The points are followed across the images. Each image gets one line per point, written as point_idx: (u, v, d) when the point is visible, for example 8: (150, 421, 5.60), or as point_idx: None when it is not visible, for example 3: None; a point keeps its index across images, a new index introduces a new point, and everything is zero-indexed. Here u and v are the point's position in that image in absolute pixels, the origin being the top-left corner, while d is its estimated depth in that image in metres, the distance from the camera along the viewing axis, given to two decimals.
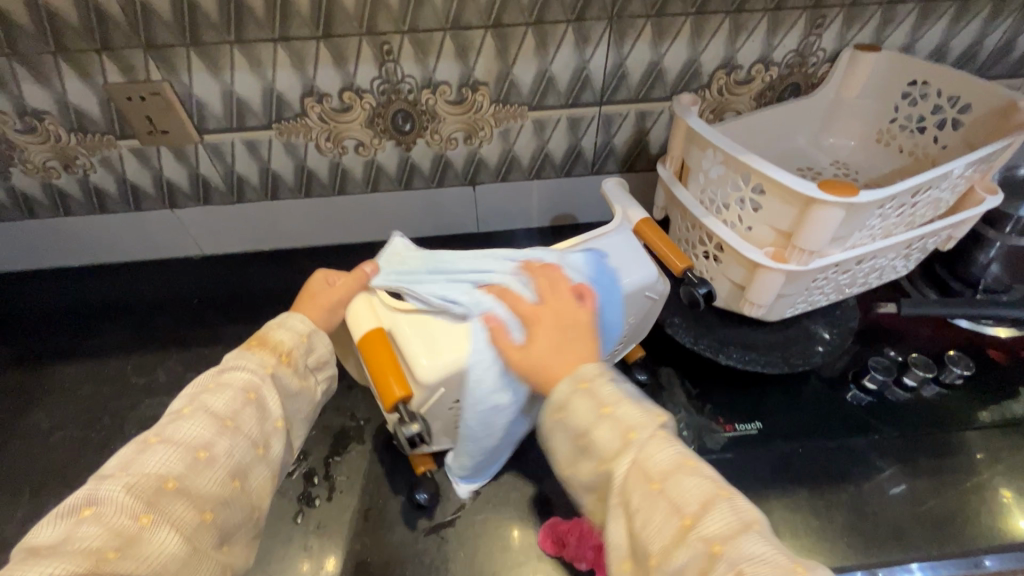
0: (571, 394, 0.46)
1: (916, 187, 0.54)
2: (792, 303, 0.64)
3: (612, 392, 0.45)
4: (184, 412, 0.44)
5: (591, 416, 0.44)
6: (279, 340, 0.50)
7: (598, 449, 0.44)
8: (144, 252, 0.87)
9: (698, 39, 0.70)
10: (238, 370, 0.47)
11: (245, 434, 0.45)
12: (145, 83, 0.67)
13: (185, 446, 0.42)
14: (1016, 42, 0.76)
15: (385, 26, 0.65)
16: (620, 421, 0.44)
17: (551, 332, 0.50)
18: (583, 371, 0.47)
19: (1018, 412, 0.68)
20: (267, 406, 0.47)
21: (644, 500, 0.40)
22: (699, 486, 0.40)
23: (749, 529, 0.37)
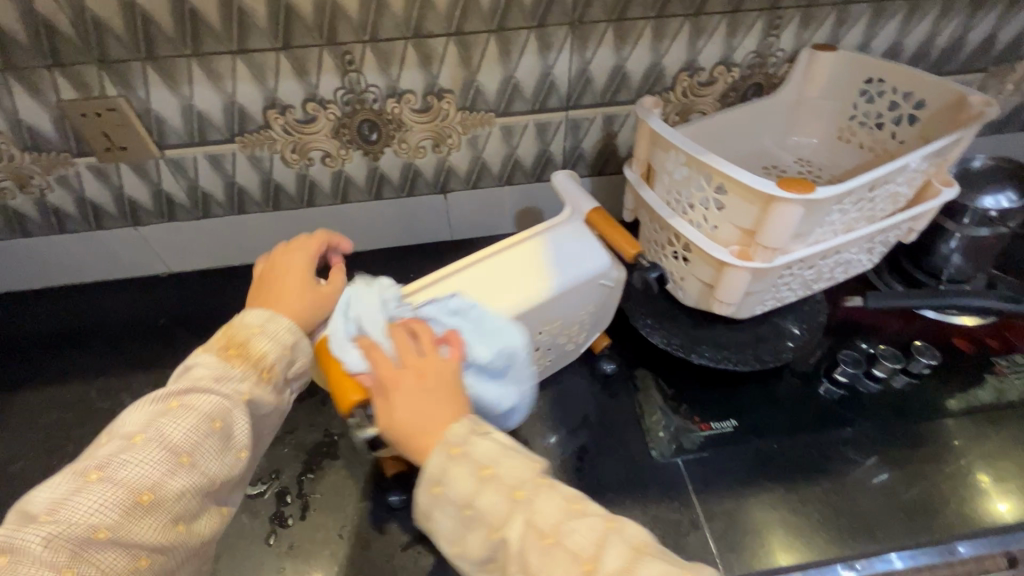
0: (445, 464, 0.43)
1: (873, 182, 0.55)
2: (761, 300, 0.64)
3: (486, 449, 0.43)
4: (137, 440, 0.42)
5: (469, 485, 0.42)
6: (262, 353, 0.48)
7: (485, 515, 0.42)
8: (108, 271, 0.85)
9: (659, 42, 0.71)
10: (206, 394, 0.45)
11: (200, 472, 0.43)
12: (100, 99, 0.65)
13: (127, 487, 0.40)
14: (967, 38, 0.78)
15: (346, 36, 0.64)
16: (499, 480, 0.42)
17: (411, 400, 0.45)
18: (452, 437, 0.44)
19: (984, 399, 0.69)
20: (233, 435, 0.45)
21: (542, 558, 0.39)
22: (592, 525, 0.40)
23: (644, 554, 0.39)
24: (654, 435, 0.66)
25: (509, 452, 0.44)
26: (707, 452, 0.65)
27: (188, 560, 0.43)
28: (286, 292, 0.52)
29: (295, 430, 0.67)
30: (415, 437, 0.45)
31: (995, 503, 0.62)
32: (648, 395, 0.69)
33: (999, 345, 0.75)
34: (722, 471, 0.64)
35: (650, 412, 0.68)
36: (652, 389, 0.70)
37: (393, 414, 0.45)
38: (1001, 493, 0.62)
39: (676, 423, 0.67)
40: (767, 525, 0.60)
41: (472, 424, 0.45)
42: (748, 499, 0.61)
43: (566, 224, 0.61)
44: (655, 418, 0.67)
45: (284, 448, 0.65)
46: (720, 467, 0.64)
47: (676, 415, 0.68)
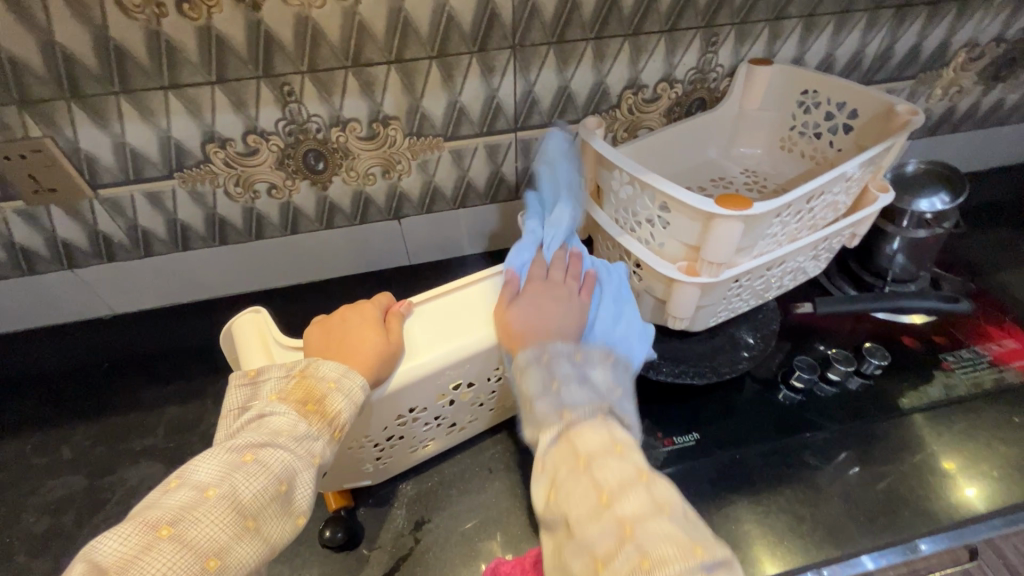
0: (528, 363, 0.48)
1: (810, 194, 0.56)
2: (714, 312, 0.65)
3: (564, 370, 0.47)
4: (209, 494, 0.40)
5: (536, 386, 0.46)
6: (337, 412, 0.46)
7: (535, 417, 0.45)
8: (44, 318, 0.81)
9: (601, 62, 0.72)
10: (279, 452, 0.43)
11: (264, 538, 0.42)
12: (24, 141, 0.62)
13: (197, 549, 0.38)
14: (894, 48, 0.82)
15: (284, 67, 0.63)
16: (565, 397, 0.45)
17: (540, 299, 0.53)
18: (547, 346, 0.49)
19: (935, 396, 0.71)
20: (296, 499, 0.44)
21: (569, 475, 0.41)
22: (622, 470, 0.41)
23: (659, 513, 0.38)
24: None
25: (583, 383, 0.47)
26: (672, 468, 0.64)
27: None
28: (365, 344, 0.50)
29: None
30: (518, 330, 0.51)
31: (964, 486, 0.64)
32: None
33: (945, 341, 0.77)
34: (686, 486, 0.63)
35: None
36: None
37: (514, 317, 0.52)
38: (965, 475, 0.65)
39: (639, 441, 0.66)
40: (735, 540, 0.59)
41: (568, 348, 0.49)
42: (716, 514, 0.61)
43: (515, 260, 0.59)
44: None
45: None
46: (685, 482, 0.64)
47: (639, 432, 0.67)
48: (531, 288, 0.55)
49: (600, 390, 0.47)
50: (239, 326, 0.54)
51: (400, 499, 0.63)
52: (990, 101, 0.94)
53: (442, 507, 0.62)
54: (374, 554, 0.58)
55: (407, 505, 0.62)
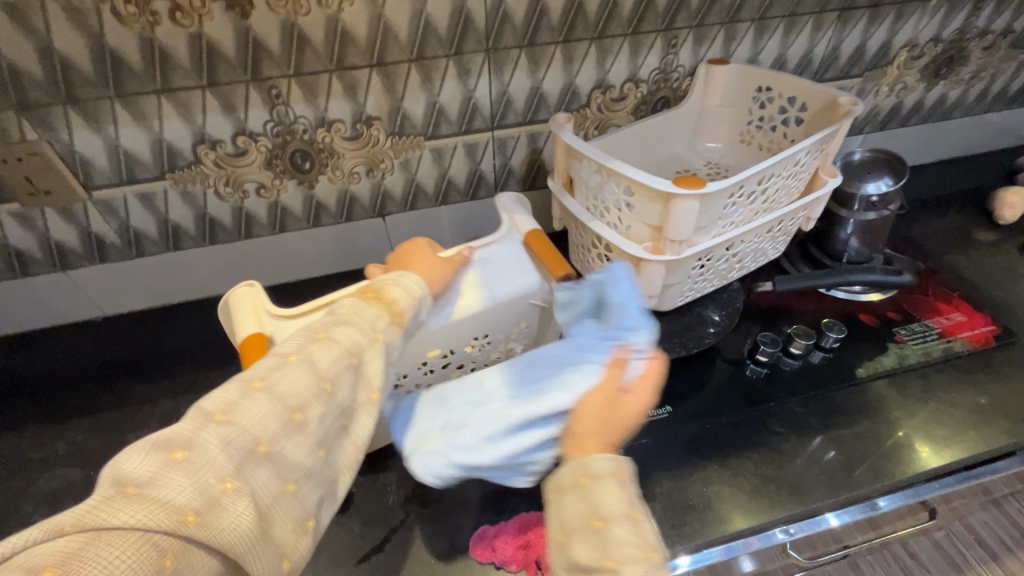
0: (608, 477, 0.44)
1: (760, 175, 0.61)
2: (680, 291, 0.70)
3: (642, 500, 0.45)
4: (290, 359, 0.44)
5: (622, 511, 0.43)
6: (395, 300, 0.51)
7: (616, 543, 0.42)
8: (36, 320, 0.82)
9: (570, 64, 0.77)
10: (348, 327, 0.47)
11: (339, 401, 0.44)
12: (21, 144, 0.65)
13: (285, 403, 0.41)
14: (840, 49, 0.89)
15: (271, 71, 0.67)
16: (644, 533, 0.43)
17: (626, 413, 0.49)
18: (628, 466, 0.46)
19: (888, 364, 0.76)
20: (368, 372, 0.47)
21: None
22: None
23: None
24: None
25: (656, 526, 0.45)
26: (646, 439, 0.68)
27: (320, 501, 0.43)
28: (436, 272, 0.58)
29: None
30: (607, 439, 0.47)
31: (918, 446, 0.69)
32: None
33: (898, 316, 0.83)
34: (659, 455, 0.67)
35: None
36: None
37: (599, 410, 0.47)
38: (918, 435, 0.70)
39: None
40: (707, 501, 0.63)
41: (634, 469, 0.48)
42: (687, 478, 0.65)
43: (501, 240, 0.66)
44: None
45: None
46: (658, 451, 0.67)
47: None
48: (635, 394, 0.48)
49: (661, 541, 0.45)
50: (234, 300, 0.57)
51: (390, 477, 0.66)
52: (933, 97, 1.02)
53: (430, 485, 0.65)
54: (366, 528, 0.61)
55: (397, 482, 0.65)
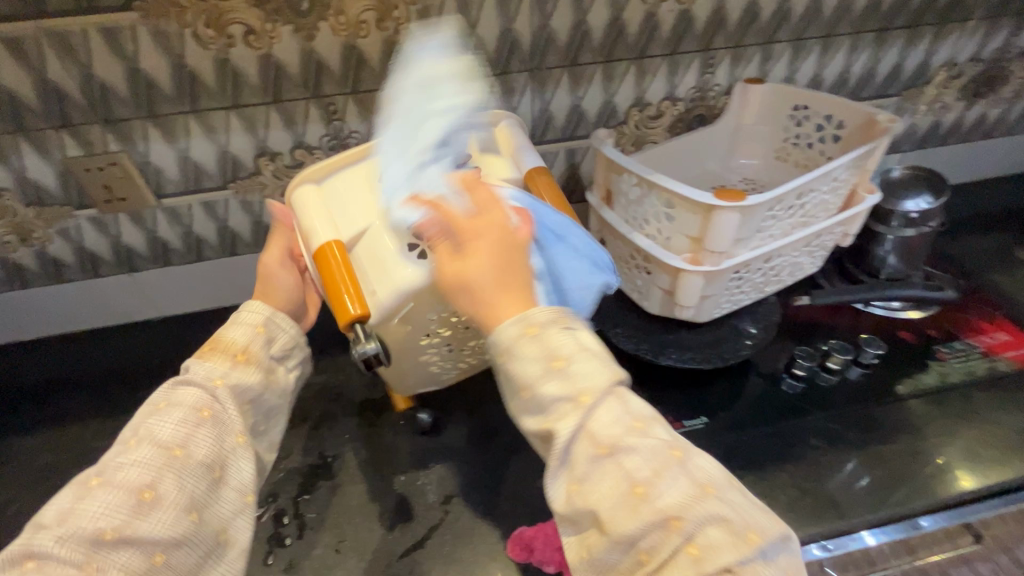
0: (516, 339, 0.43)
1: (799, 190, 0.63)
2: (718, 303, 0.71)
3: (562, 342, 0.43)
4: (131, 444, 0.45)
5: (539, 372, 0.43)
6: (232, 340, 0.52)
7: (546, 403, 0.43)
8: (99, 320, 0.87)
9: (609, 83, 0.80)
10: (191, 389, 0.49)
11: (194, 462, 0.46)
12: (103, 154, 0.71)
13: (129, 486, 0.43)
14: (877, 68, 0.90)
15: (330, 89, 0.72)
16: (572, 379, 0.43)
17: (499, 248, 0.46)
18: (532, 316, 0.44)
19: (929, 382, 0.76)
20: (223, 420, 0.49)
21: (593, 467, 0.42)
22: (654, 453, 0.42)
23: (705, 492, 0.41)
24: None
25: (591, 355, 0.44)
26: None
27: (207, 555, 0.45)
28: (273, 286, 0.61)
29: (289, 455, 0.69)
30: (492, 302, 0.45)
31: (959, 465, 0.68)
32: None
33: (939, 334, 0.82)
34: None
35: None
36: None
37: (480, 279, 0.45)
38: (959, 454, 0.69)
39: None
40: None
41: (555, 314, 0.45)
42: None
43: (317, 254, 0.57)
44: None
45: (280, 472, 0.67)
46: None
47: None
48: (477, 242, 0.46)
49: (607, 361, 0.45)
50: None
51: (432, 476, 0.68)
52: (973, 116, 1.01)
53: (469, 485, 0.67)
54: (406, 524, 0.63)
55: (436, 481, 0.67)
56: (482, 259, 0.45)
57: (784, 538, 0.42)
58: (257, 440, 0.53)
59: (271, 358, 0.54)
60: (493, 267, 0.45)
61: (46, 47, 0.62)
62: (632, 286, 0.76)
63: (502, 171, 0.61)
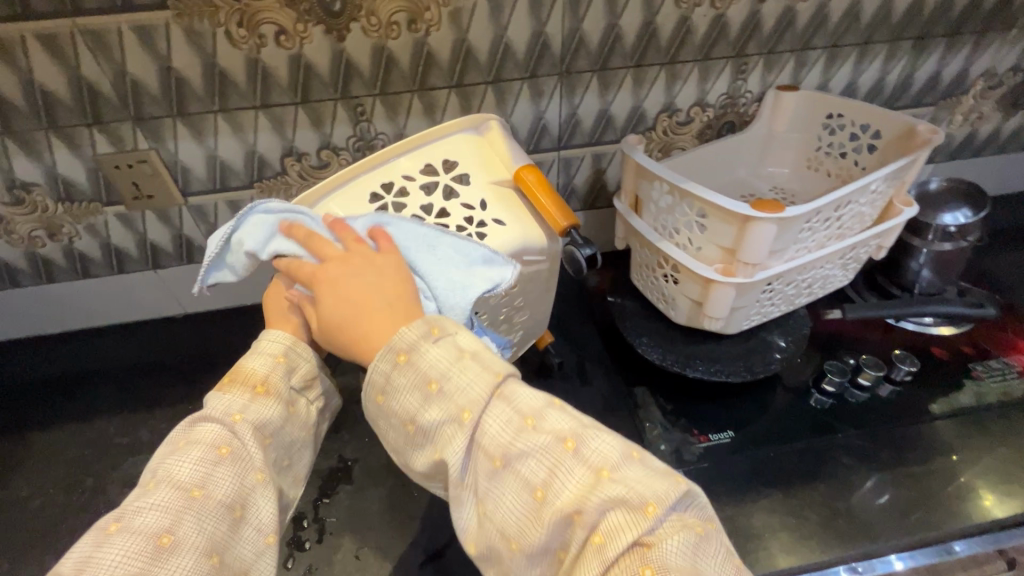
0: (389, 371, 0.42)
1: (838, 202, 0.62)
2: (747, 315, 0.70)
3: (430, 362, 0.42)
4: (150, 486, 0.43)
5: (418, 402, 0.41)
6: (252, 370, 0.49)
7: (432, 430, 0.41)
8: (123, 316, 0.88)
9: (639, 88, 0.79)
10: (209, 426, 0.46)
11: (213, 504, 0.43)
12: (133, 152, 0.71)
13: (147, 533, 0.40)
14: (913, 77, 0.87)
15: (359, 90, 0.72)
16: (451, 398, 0.41)
17: (350, 280, 0.46)
18: (398, 342, 0.43)
19: (964, 402, 0.73)
20: (243, 457, 0.45)
21: (490, 481, 0.40)
22: (543, 450, 0.39)
23: (600, 477, 0.38)
24: (656, 450, 0.68)
25: (462, 362, 0.42)
26: (707, 462, 0.68)
27: None
28: (287, 305, 0.53)
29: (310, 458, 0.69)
30: (354, 333, 0.44)
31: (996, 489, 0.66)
32: (648, 411, 0.72)
33: (973, 352, 0.79)
34: (721, 479, 0.66)
35: (650, 426, 0.71)
36: (651, 406, 0.73)
37: (336, 312, 0.45)
38: (996, 478, 0.67)
39: (676, 437, 0.70)
40: (770, 529, 0.62)
41: (422, 329, 0.43)
42: (749, 505, 0.64)
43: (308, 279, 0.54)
44: (655, 432, 0.70)
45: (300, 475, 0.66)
46: (720, 475, 0.67)
47: (675, 430, 0.70)
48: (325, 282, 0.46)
49: (485, 364, 0.42)
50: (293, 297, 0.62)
51: None
52: (1010, 127, 0.98)
53: None
54: (428, 531, 0.63)
55: None
56: (331, 292, 0.46)
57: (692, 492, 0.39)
58: (280, 474, 0.49)
59: (292, 388, 0.51)
60: (343, 297, 0.45)
61: (82, 44, 0.62)
62: (658, 295, 0.74)
63: (489, 177, 0.60)
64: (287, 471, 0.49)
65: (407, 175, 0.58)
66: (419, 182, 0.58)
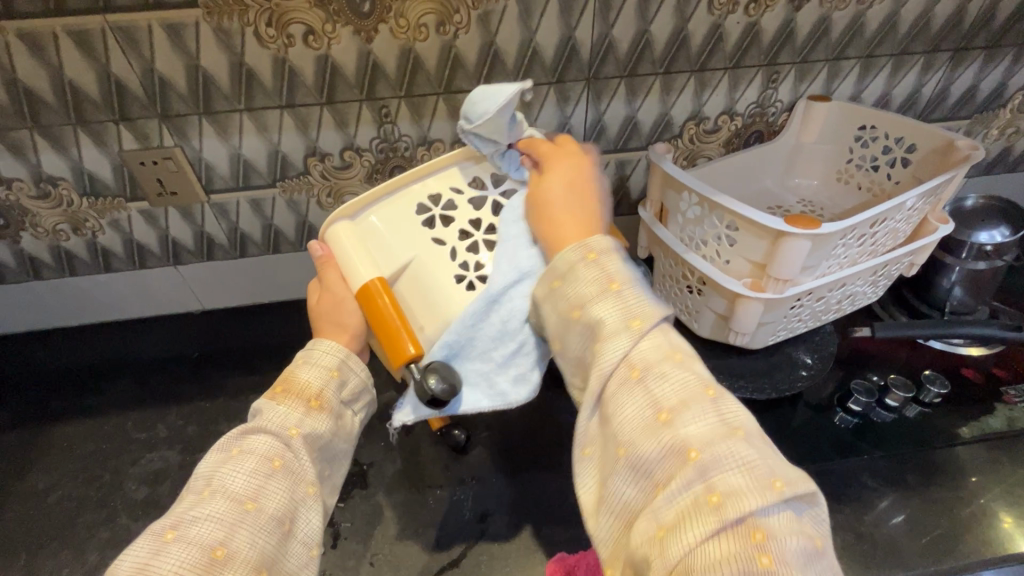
0: (577, 260, 0.46)
1: (874, 218, 0.60)
2: (774, 330, 0.68)
3: (619, 269, 0.45)
4: (204, 495, 0.42)
5: (593, 291, 0.44)
6: (306, 383, 0.49)
7: (594, 322, 0.43)
8: (142, 310, 0.87)
9: (667, 94, 0.78)
10: (263, 436, 0.46)
11: (267, 516, 0.42)
12: (158, 149, 0.71)
13: (200, 543, 0.40)
14: (950, 89, 0.85)
15: (384, 92, 0.71)
16: (625, 302, 0.43)
17: (572, 188, 0.51)
18: (594, 242, 0.47)
19: (997, 426, 0.71)
20: (295, 470, 0.46)
21: (621, 387, 0.40)
22: (686, 384, 0.39)
23: (731, 435, 0.37)
24: None
25: (640, 286, 0.45)
26: None
27: None
28: (341, 315, 0.53)
29: None
30: (560, 224, 0.49)
31: None
32: None
33: (1005, 375, 0.77)
34: None
35: None
36: None
37: (552, 198, 0.51)
38: None
39: None
40: None
41: (616, 245, 0.47)
42: None
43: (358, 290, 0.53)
44: None
45: None
46: None
47: None
48: (554, 177, 0.52)
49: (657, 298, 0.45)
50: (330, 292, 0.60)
51: (468, 492, 0.66)
52: None
53: (506, 504, 0.65)
54: (443, 540, 0.62)
55: (473, 496, 0.66)
56: (559, 181, 0.52)
57: (814, 497, 0.36)
58: (324, 485, 0.49)
59: (342, 402, 0.51)
60: (564, 192, 0.51)
61: (112, 41, 0.62)
62: (682, 307, 0.73)
63: None
64: (328, 481, 0.49)
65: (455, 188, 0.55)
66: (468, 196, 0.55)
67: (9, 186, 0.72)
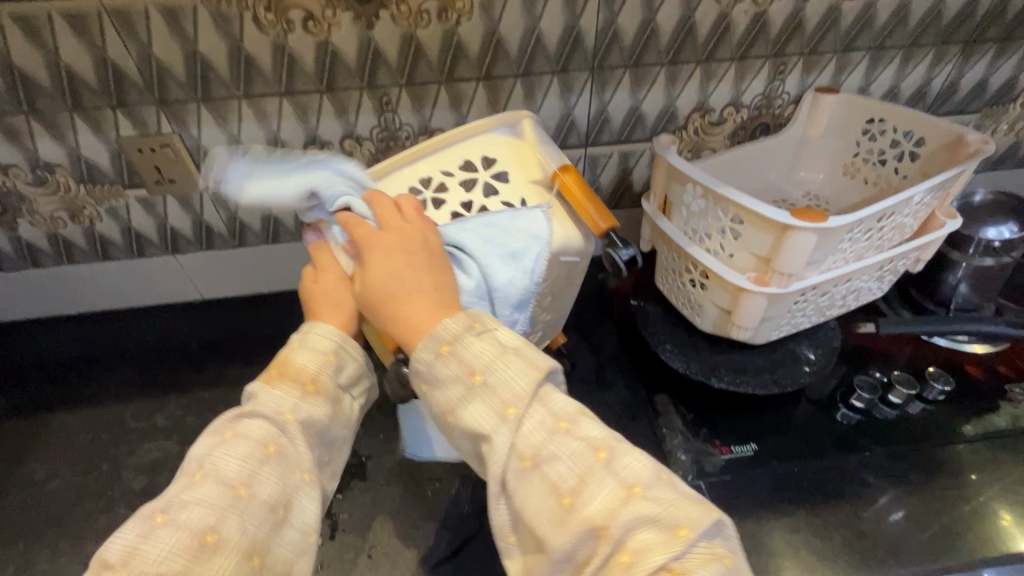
0: (434, 359, 0.43)
1: (881, 212, 0.59)
2: (777, 325, 0.67)
3: (477, 355, 0.42)
4: (195, 479, 0.42)
5: (460, 393, 0.42)
6: (302, 366, 0.48)
7: (471, 425, 0.41)
8: (143, 299, 0.87)
9: (672, 85, 0.76)
10: (258, 420, 0.45)
11: (259, 502, 0.42)
12: (156, 136, 0.70)
13: (191, 529, 0.40)
14: (960, 83, 0.84)
15: (385, 79, 0.70)
16: (495, 391, 0.41)
17: (394, 258, 0.48)
18: (443, 333, 0.44)
19: (1000, 424, 0.70)
20: (289, 457, 0.45)
21: (518, 480, 0.39)
22: (575, 455, 0.39)
23: (631, 493, 0.37)
24: (676, 458, 0.67)
25: (511, 358, 0.42)
26: (729, 475, 0.66)
27: None
28: (338, 298, 0.52)
29: None
30: (398, 311, 0.46)
31: None
32: (669, 418, 0.70)
33: (1010, 372, 0.76)
34: (742, 494, 0.64)
35: (670, 434, 0.69)
36: (673, 412, 0.71)
37: (377, 278, 0.47)
38: None
39: (696, 446, 0.68)
40: (792, 548, 0.60)
41: (466, 323, 0.44)
42: (772, 521, 0.62)
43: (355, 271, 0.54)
44: (675, 440, 0.68)
45: None
46: (742, 490, 0.65)
47: (696, 439, 0.69)
48: (379, 245, 0.49)
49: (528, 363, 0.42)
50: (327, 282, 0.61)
51: (467, 484, 0.66)
52: None
53: None
54: (440, 533, 0.62)
55: (471, 489, 0.65)
56: (379, 257, 0.48)
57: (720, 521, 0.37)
58: (322, 471, 0.48)
59: (339, 387, 0.50)
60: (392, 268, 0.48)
61: (108, 24, 0.61)
62: (684, 301, 0.72)
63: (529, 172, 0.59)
64: (329, 467, 0.49)
65: (446, 171, 0.58)
66: (458, 178, 0.58)
67: (6, 172, 0.71)
